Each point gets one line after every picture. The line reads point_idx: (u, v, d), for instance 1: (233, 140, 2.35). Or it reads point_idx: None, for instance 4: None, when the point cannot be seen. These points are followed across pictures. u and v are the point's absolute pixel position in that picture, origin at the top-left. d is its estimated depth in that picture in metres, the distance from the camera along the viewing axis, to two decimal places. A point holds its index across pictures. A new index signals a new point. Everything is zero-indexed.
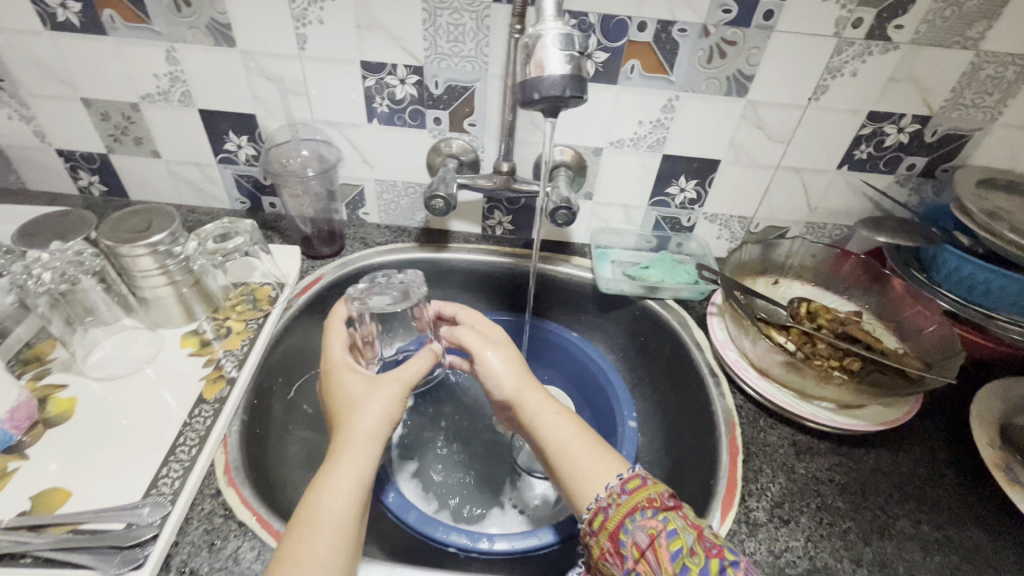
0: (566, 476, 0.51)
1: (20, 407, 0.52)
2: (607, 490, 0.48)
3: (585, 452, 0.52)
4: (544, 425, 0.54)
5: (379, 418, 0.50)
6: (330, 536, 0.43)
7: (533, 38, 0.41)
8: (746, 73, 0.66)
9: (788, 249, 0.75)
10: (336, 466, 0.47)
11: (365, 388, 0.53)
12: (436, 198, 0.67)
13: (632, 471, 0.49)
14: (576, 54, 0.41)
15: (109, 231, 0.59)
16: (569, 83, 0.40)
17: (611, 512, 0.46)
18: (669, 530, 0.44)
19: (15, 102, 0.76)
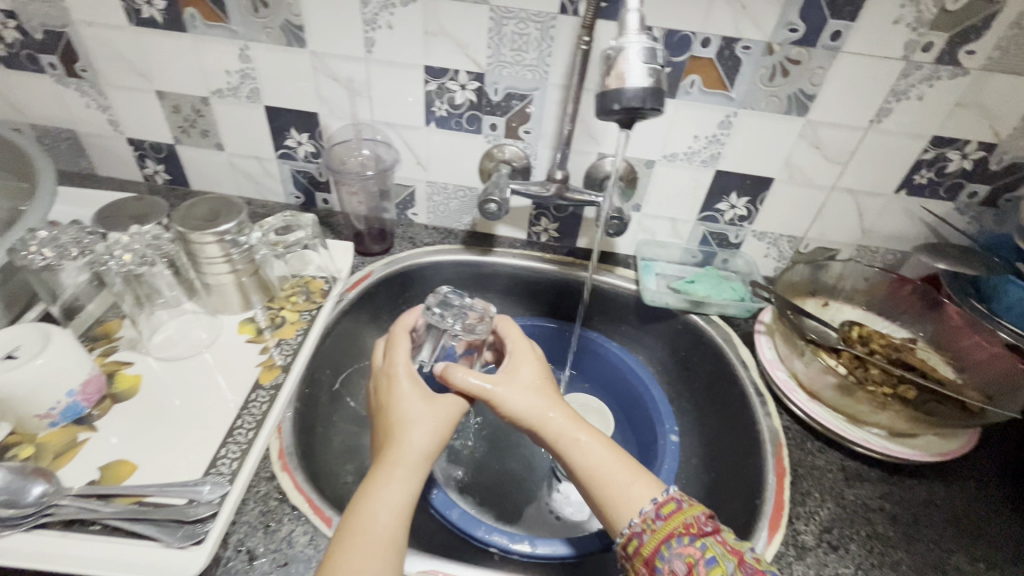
0: (600, 501, 0.50)
1: (91, 382, 0.55)
2: (640, 515, 0.48)
3: (620, 475, 0.51)
4: (575, 450, 0.52)
5: (431, 439, 0.51)
6: (379, 548, 0.44)
7: (615, 50, 0.41)
8: (808, 92, 0.65)
9: (840, 271, 0.74)
10: (385, 478, 0.48)
11: (424, 411, 0.52)
12: (489, 202, 0.69)
13: (667, 494, 0.49)
14: (658, 68, 0.40)
15: (181, 218, 0.61)
16: (649, 97, 0.39)
17: (646, 539, 0.46)
18: (708, 557, 0.44)
19: (96, 92, 0.80)
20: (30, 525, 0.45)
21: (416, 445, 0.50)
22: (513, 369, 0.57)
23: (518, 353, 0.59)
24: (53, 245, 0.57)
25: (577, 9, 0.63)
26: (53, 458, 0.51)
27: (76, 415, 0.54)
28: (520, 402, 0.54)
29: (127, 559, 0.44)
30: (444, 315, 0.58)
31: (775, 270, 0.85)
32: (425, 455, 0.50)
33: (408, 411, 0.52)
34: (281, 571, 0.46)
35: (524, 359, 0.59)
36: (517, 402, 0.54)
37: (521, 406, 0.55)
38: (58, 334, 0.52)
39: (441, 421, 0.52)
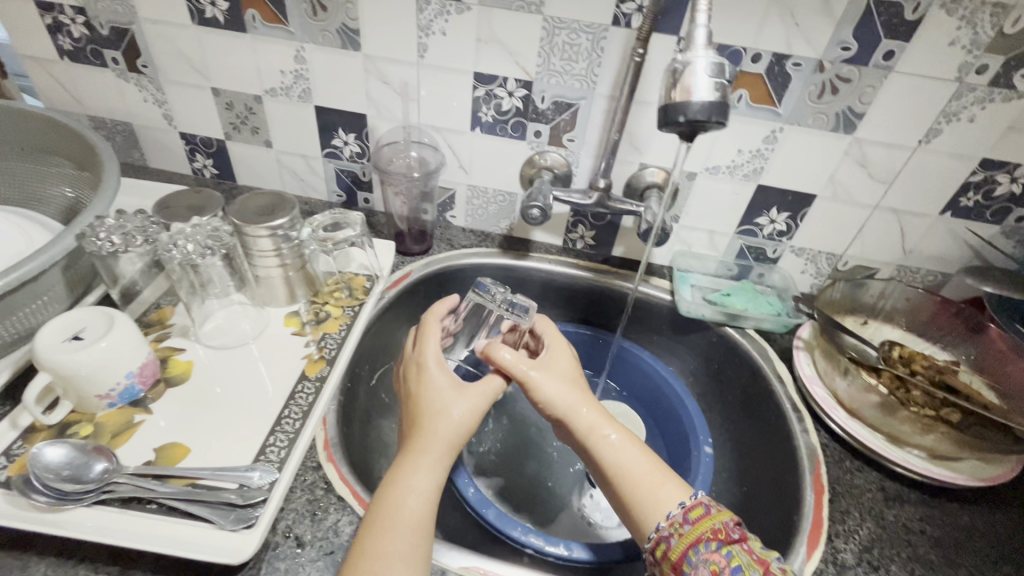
0: (629, 500, 0.50)
1: (148, 366, 0.57)
2: (668, 518, 0.48)
3: (649, 475, 0.51)
4: (605, 446, 0.53)
5: (461, 429, 0.51)
6: (410, 535, 0.45)
7: (682, 64, 0.42)
8: (856, 111, 0.66)
9: (880, 290, 0.74)
10: (412, 464, 0.49)
11: (458, 398, 0.53)
12: (533, 208, 0.70)
13: (695, 498, 0.49)
14: (725, 82, 0.41)
15: (238, 211, 0.64)
16: (715, 109, 0.40)
17: (674, 543, 0.46)
18: (733, 567, 0.43)
19: (154, 87, 0.83)
20: (90, 501, 0.47)
21: (444, 433, 0.50)
22: (551, 359, 0.58)
23: (554, 344, 0.60)
24: (120, 233, 0.59)
25: (630, 22, 0.64)
26: (111, 437, 0.53)
27: (132, 397, 0.56)
28: (554, 391, 0.55)
29: (183, 538, 0.45)
30: (493, 292, 0.64)
31: (812, 286, 0.84)
32: (454, 439, 0.51)
33: (436, 400, 0.52)
34: (328, 559, 0.47)
35: (559, 351, 0.60)
36: (551, 390, 0.55)
37: (555, 394, 0.55)
38: (121, 319, 0.54)
39: (473, 407, 0.53)
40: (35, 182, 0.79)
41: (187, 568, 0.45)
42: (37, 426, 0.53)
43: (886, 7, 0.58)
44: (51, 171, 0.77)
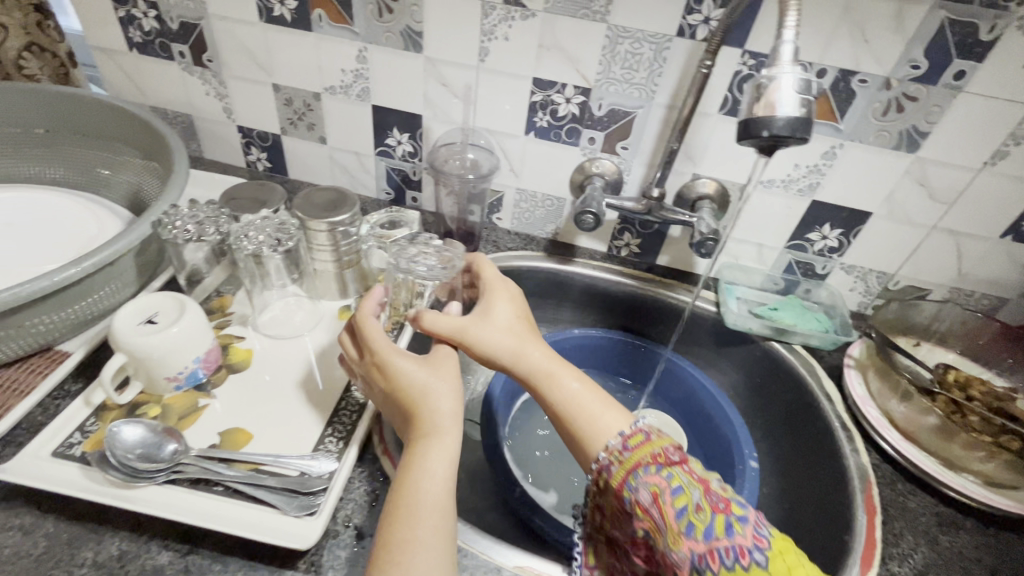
0: (576, 432, 0.52)
1: (212, 352, 0.59)
2: (607, 448, 0.49)
3: (593, 405, 0.53)
4: (551, 384, 0.55)
5: (450, 403, 0.53)
6: (430, 517, 0.46)
7: (766, 78, 0.42)
8: (921, 130, 0.65)
9: (934, 312, 0.73)
10: (425, 451, 0.50)
11: (423, 374, 0.54)
12: (586, 214, 0.70)
13: (636, 427, 0.50)
14: (810, 99, 0.41)
15: (303, 205, 0.66)
16: (800, 127, 0.41)
17: (615, 470, 0.48)
18: (673, 487, 0.44)
19: (217, 81, 0.85)
20: (161, 479, 0.48)
21: (442, 413, 0.52)
22: (490, 311, 0.60)
23: (493, 293, 0.62)
24: (193, 222, 0.62)
25: (695, 33, 0.64)
26: (178, 420, 0.55)
27: (196, 382, 0.58)
28: (493, 340, 0.58)
29: (250, 521, 0.47)
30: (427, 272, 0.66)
31: (860, 304, 0.83)
32: (454, 412, 0.53)
33: (413, 382, 0.53)
34: None
35: (500, 298, 0.62)
36: (492, 341, 0.58)
37: (496, 344, 0.58)
38: (192, 305, 0.56)
39: (448, 382, 0.55)
40: (102, 168, 0.82)
41: (253, 550, 0.46)
42: (108, 405, 0.55)
43: (960, 26, 0.58)
44: (118, 159, 0.80)
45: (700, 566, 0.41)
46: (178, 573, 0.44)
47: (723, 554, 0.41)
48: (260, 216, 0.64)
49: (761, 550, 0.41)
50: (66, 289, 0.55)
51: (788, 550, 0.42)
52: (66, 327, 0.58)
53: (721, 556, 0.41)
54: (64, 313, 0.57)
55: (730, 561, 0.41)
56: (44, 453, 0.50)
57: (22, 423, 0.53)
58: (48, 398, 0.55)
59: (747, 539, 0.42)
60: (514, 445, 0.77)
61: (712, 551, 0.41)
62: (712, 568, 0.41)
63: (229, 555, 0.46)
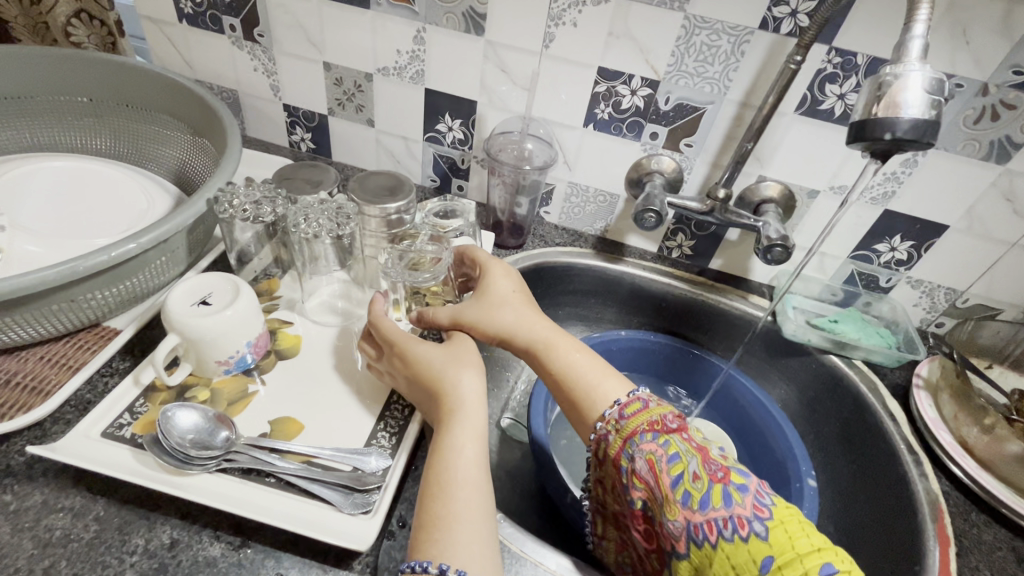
0: (579, 400, 0.52)
1: (262, 337, 0.57)
2: (603, 418, 0.49)
3: (592, 372, 0.53)
4: (551, 355, 0.54)
5: (471, 382, 0.52)
6: (465, 493, 0.44)
7: (891, 77, 0.42)
8: (1015, 140, 0.60)
9: (1010, 334, 0.67)
10: (452, 429, 0.48)
11: (441, 355, 0.53)
12: (648, 212, 0.67)
13: (633, 395, 0.50)
14: (939, 101, 0.41)
15: (358, 189, 0.66)
16: (927, 130, 0.41)
17: (612, 440, 0.49)
18: (669, 455, 0.45)
19: (266, 57, 0.83)
20: (213, 468, 0.47)
21: (465, 390, 0.51)
22: (487, 290, 0.59)
23: (488, 271, 0.61)
24: (250, 202, 0.61)
25: (779, 27, 0.61)
26: (228, 405, 0.53)
27: (244, 367, 0.56)
28: (493, 319, 0.57)
29: (304, 516, 0.45)
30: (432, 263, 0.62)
31: (923, 321, 0.79)
32: (478, 392, 0.52)
33: (425, 359, 0.52)
34: None
35: (495, 274, 0.61)
36: (493, 320, 0.57)
37: (496, 323, 0.57)
38: (246, 289, 0.54)
39: (469, 363, 0.54)
40: (149, 142, 0.80)
41: (307, 546, 0.45)
42: (157, 385, 0.53)
43: None
44: (166, 133, 0.79)
45: (696, 535, 0.42)
46: (231, 566, 0.43)
47: (721, 525, 0.41)
48: (317, 200, 0.63)
49: (761, 520, 0.40)
50: (121, 264, 0.53)
51: (790, 518, 0.41)
52: (115, 303, 0.57)
53: (719, 527, 0.41)
54: (116, 289, 0.55)
55: (729, 532, 0.40)
56: (93, 433, 0.48)
57: (71, 400, 0.52)
58: (96, 375, 0.54)
59: (746, 509, 0.41)
60: (559, 448, 0.74)
61: (708, 520, 0.41)
62: (708, 539, 0.41)
63: (282, 551, 0.44)
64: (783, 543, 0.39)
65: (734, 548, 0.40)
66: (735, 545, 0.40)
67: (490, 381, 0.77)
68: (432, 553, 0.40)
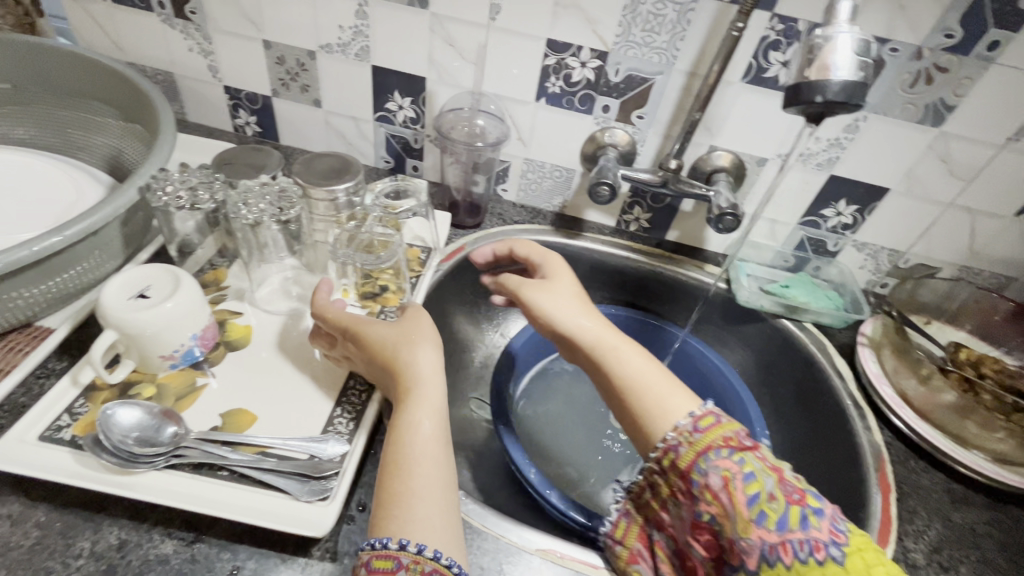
0: (643, 410, 0.48)
1: (209, 329, 0.55)
2: (676, 428, 0.46)
3: (657, 381, 0.49)
4: (616, 358, 0.51)
5: (431, 358, 0.51)
6: (422, 468, 0.44)
7: (822, 39, 0.43)
8: (948, 103, 0.63)
9: (947, 290, 0.72)
10: (410, 407, 0.47)
11: (395, 332, 0.52)
12: (602, 185, 0.67)
13: (705, 408, 0.47)
14: (867, 61, 0.42)
15: (304, 172, 0.63)
16: (855, 91, 0.42)
17: (684, 451, 0.45)
18: (745, 472, 0.41)
19: (201, 36, 0.79)
20: (162, 464, 0.45)
21: (421, 366, 0.50)
22: (553, 279, 0.58)
23: (549, 268, 0.60)
24: (185, 188, 0.58)
25: None
26: (175, 400, 0.51)
27: (192, 360, 0.54)
28: (553, 306, 0.55)
29: (260, 508, 0.44)
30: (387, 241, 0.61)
31: (869, 282, 0.82)
32: (434, 358, 0.51)
33: (385, 340, 0.51)
34: None
35: (562, 274, 0.59)
36: (549, 305, 0.55)
37: (555, 310, 0.55)
38: (187, 279, 0.52)
39: (424, 339, 0.52)
40: (76, 130, 0.76)
41: (265, 537, 0.44)
42: (98, 384, 0.51)
43: None
44: (95, 120, 0.74)
45: (769, 555, 0.39)
46: (184, 562, 0.42)
47: (796, 546, 0.38)
48: (258, 183, 0.61)
49: (837, 545, 0.38)
50: (49, 259, 0.51)
51: (865, 545, 0.38)
52: (47, 300, 0.54)
53: (794, 548, 0.38)
54: (46, 285, 0.52)
55: (805, 554, 0.38)
56: (30, 437, 0.46)
57: (4, 404, 0.49)
58: (31, 377, 0.52)
59: (822, 533, 0.38)
60: (523, 423, 0.75)
61: (784, 541, 0.38)
62: (781, 560, 0.38)
63: (239, 543, 0.43)
64: (858, 568, 0.37)
65: (809, 572, 0.37)
66: (810, 567, 0.37)
67: (453, 362, 0.77)
68: (393, 529, 0.41)
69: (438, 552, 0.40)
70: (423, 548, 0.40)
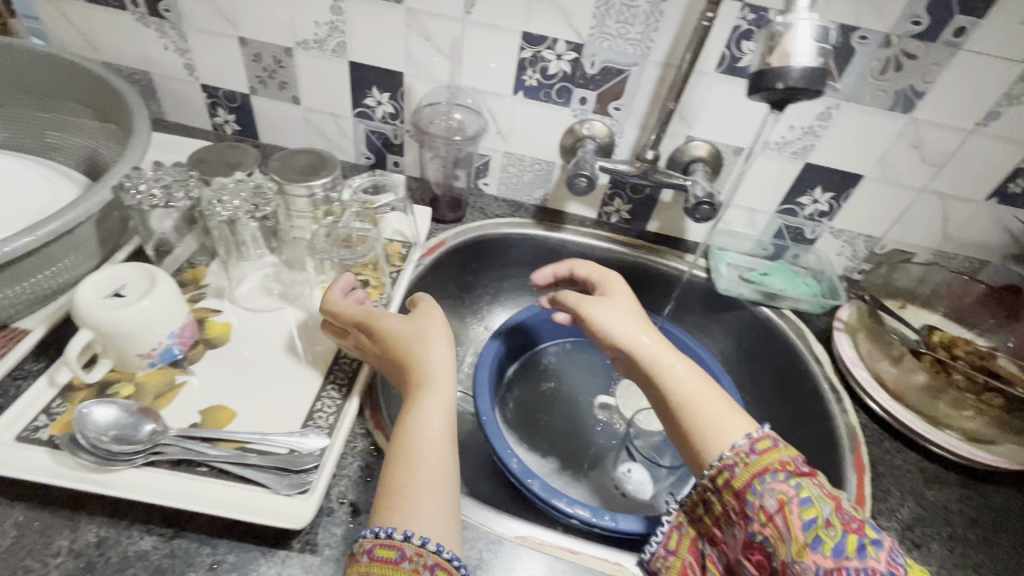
0: (695, 428, 0.47)
1: (187, 327, 0.55)
2: (732, 448, 0.45)
3: (713, 401, 0.48)
4: (671, 374, 0.50)
5: (442, 353, 0.51)
6: (429, 463, 0.44)
7: (782, 27, 0.44)
8: (917, 90, 0.63)
9: (921, 274, 0.73)
10: (422, 402, 0.48)
11: (408, 326, 0.52)
12: (579, 176, 0.68)
13: (762, 431, 0.46)
14: (826, 49, 0.43)
15: (281, 168, 0.63)
16: (814, 78, 0.42)
17: (739, 472, 0.44)
18: (802, 497, 0.41)
19: (176, 34, 0.78)
20: (140, 462, 0.45)
21: (433, 362, 0.50)
22: (612, 295, 0.58)
23: (610, 287, 0.60)
24: (159, 186, 0.58)
25: None
26: (154, 398, 0.51)
27: (171, 358, 0.54)
28: (610, 320, 0.55)
29: (239, 502, 0.44)
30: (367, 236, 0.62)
31: (847, 269, 0.83)
32: (447, 352, 0.52)
33: (400, 336, 0.51)
34: None
35: (619, 291, 0.60)
36: (606, 318, 0.55)
37: (612, 324, 0.55)
38: (163, 277, 0.52)
39: (437, 334, 0.53)
40: (52, 131, 0.75)
41: (244, 531, 0.44)
42: (76, 384, 0.51)
43: None
44: (70, 120, 0.74)
45: None
46: (163, 558, 0.42)
47: None
48: (234, 179, 0.61)
49: None
50: (22, 260, 0.50)
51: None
52: (22, 301, 0.54)
53: None
54: (20, 286, 0.52)
55: None
56: (6, 438, 0.46)
57: None
58: (7, 379, 0.51)
59: (880, 563, 0.39)
60: (507, 414, 0.75)
61: (840, 568, 0.38)
62: None
63: (219, 537, 0.44)
64: None
65: None
66: None
67: None
68: (397, 520, 0.41)
69: (441, 546, 0.40)
70: (427, 540, 0.40)
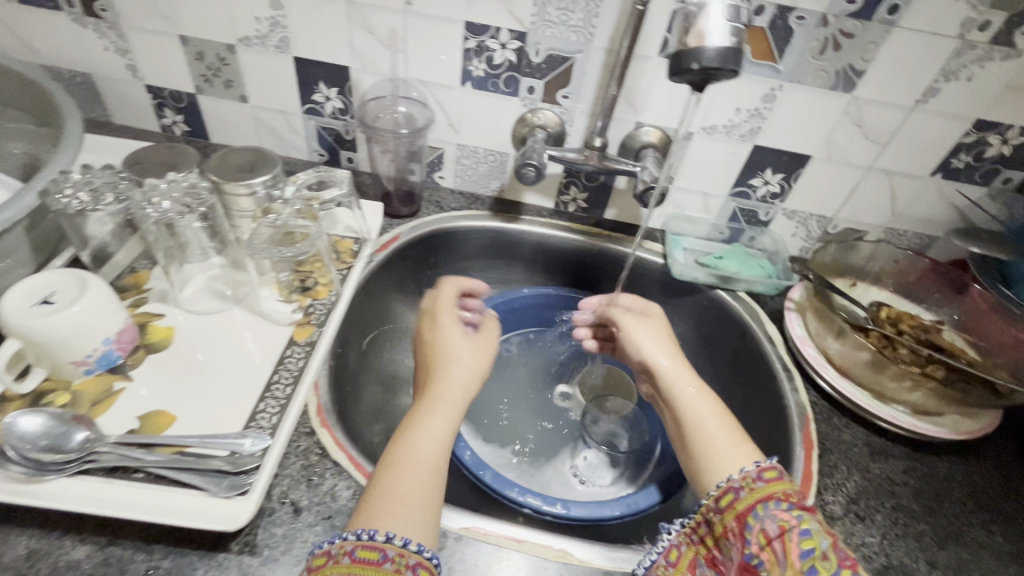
0: (700, 448, 0.52)
1: (126, 331, 0.54)
2: (741, 472, 0.48)
3: (722, 429, 0.52)
4: (688, 396, 0.55)
5: (467, 378, 0.54)
6: (426, 475, 0.45)
7: (697, 7, 0.45)
8: (857, 69, 0.64)
9: (871, 252, 0.74)
10: (435, 415, 0.50)
11: (466, 343, 0.58)
12: (528, 166, 0.67)
13: (771, 462, 0.48)
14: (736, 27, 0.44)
15: (219, 167, 0.62)
16: (727, 57, 0.44)
17: (743, 495, 0.46)
18: (803, 528, 0.41)
19: (115, 34, 0.76)
20: (72, 471, 0.45)
21: (455, 382, 0.53)
22: (652, 320, 0.65)
23: (649, 315, 0.66)
24: (87, 189, 0.56)
25: None
26: (90, 406, 0.50)
27: (110, 364, 0.53)
28: (643, 339, 0.62)
29: (175, 507, 0.44)
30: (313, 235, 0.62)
31: (802, 249, 0.84)
32: (469, 374, 0.55)
33: (449, 352, 0.56)
34: (326, 523, 0.46)
35: (659, 317, 0.66)
36: (641, 337, 0.62)
37: (644, 343, 0.62)
38: (94, 282, 0.51)
39: (475, 357, 0.57)
40: None
41: (181, 536, 0.44)
42: (9, 394, 0.50)
43: None
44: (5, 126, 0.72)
45: None
46: (97, 566, 0.42)
47: None
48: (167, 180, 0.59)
49: None
50: None
51: None
52: None
53: None
54: None
55: None
56: None
57: None
58: None
59: None
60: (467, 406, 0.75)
61: None
62: None
63: (154, 543, 0.43)
64: None
65: None
66: None
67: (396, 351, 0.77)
68: (379, 523, 0.41)
69: (421, 547, 0.40)
70: (407, 542, 0.40)
